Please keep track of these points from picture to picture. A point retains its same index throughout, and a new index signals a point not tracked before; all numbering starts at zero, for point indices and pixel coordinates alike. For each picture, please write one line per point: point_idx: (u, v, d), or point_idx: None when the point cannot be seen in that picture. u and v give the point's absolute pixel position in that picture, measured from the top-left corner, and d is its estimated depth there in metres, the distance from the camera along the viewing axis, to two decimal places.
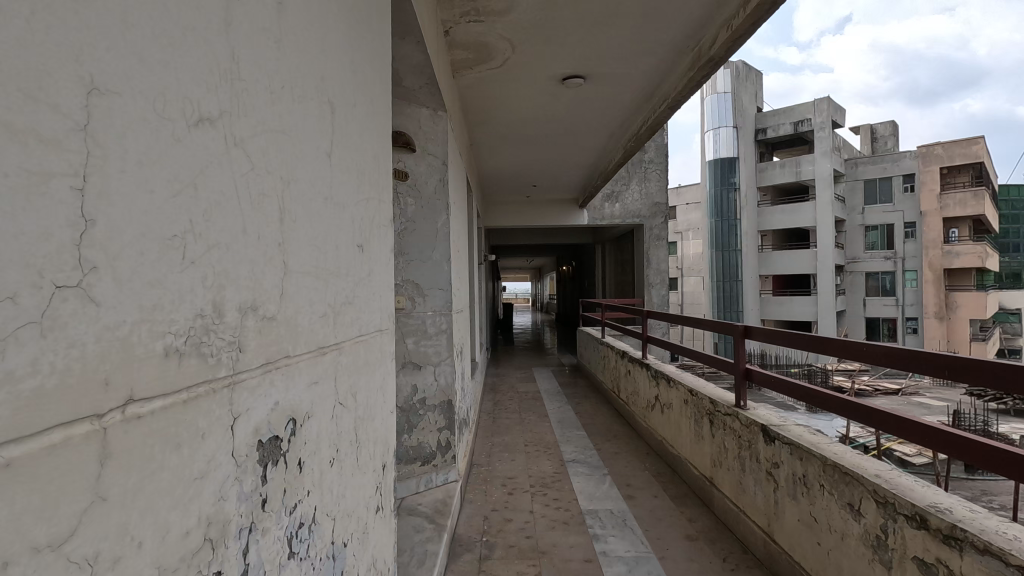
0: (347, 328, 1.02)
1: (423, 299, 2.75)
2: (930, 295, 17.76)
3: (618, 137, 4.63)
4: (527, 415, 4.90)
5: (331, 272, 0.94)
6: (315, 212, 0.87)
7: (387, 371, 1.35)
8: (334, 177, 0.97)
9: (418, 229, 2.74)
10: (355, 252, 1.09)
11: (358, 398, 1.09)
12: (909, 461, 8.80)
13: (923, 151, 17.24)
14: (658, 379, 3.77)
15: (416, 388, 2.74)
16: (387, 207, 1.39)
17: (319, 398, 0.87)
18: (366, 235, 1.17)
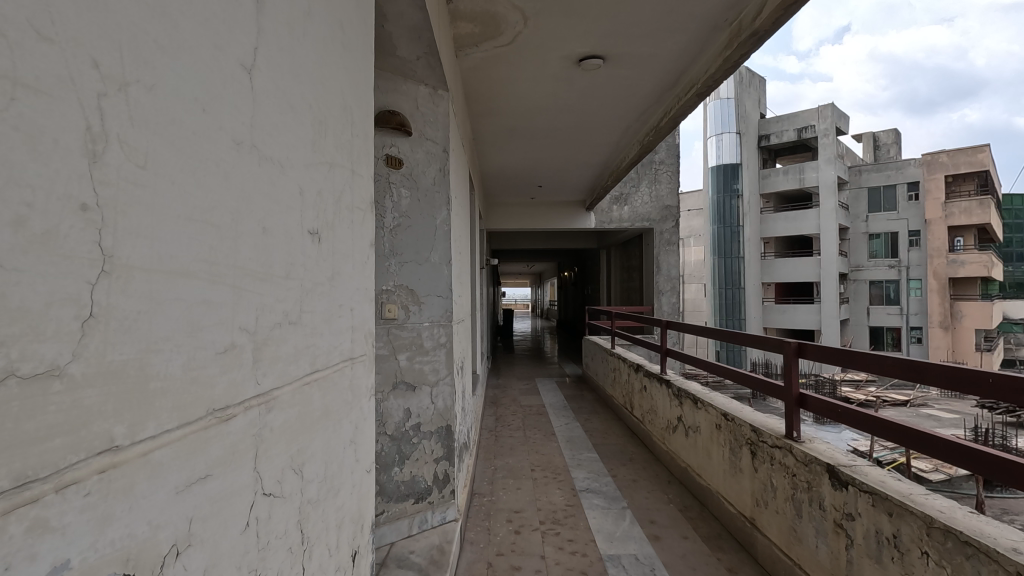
0: (284, 365, 0.64)
1: (419, 307, 2.35)
2: (937, 304, 17.42)
3: (636, 130, 4.24)
4: (533, 434, 4.48)
5: (250, 271, 0.56)
6: (205, 162, 0.50)
7: (363, 415, 0.96)
8: (262, 113, 0.59)
9: (414, 225, 2.34)
10: (309, 244, 0.71)
11: (308, 473, 0.70)
12: (927, 478, 8.39)
13: (929, 159, 16.95)
14: (681, 397, 3.37)
15: (410, 412, 2.33)
16: (367, 185, 1.00)
17: (215, 503, 0.50)
18: (323, 217, 0.76)
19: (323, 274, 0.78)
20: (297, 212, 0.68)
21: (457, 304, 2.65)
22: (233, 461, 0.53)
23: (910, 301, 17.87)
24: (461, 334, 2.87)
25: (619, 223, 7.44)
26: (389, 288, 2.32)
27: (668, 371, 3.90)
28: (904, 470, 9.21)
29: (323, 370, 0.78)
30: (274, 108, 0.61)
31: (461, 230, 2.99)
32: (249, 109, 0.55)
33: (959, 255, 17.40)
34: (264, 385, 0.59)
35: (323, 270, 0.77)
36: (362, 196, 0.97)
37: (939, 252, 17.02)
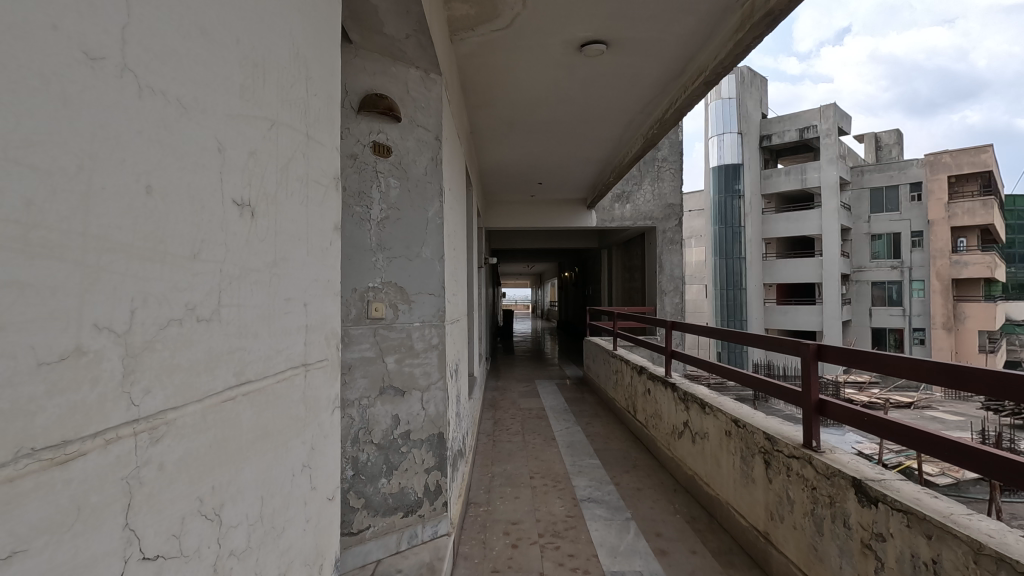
0: (188, 363, 0.57)
1: (408, 307, 2.17)
2: (941, 305, 17.25)
3: (639, 123, 4.09)
4: (531, 439, 4.31)
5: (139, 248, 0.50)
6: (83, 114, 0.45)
7: (312, 429, 0.85)
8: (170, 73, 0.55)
9: (404, 218, 2.17)
10: (236, 222, 0.65)
11: (221, 490, 0.61)
12: (934, 482, 8.23)
13: (932, 159, 16.81)
14: (688, 402, 3.20)
15: (399, 419, 2.14)
16: (327, 158, 0.87)
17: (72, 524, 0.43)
18: (255, 191, 0.69)
19: (217, 267, 0.62)
20: (190, 181, 0.58)
21: (450, 303, 2.48)
22: (94, 483, 0.45)
23: (914, 303, 17.72)
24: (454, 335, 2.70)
25: (620, 222, 7.28)
26: (377, 284, 2.10)
27: (672, 373, 3.73)
28: (910, 473, 9.05)
29: (221, 396, 0.62)
30: (102, 46, 0.47)
31: (456, 225, 2.82)
32: (102, 49, 0.46)
33: (962, 256, 17.24)
34: (156, 385, 0.53)
35: (216, 266, 0.61)
36: (304, 171, 0.80)
37: (942, 253, 16.87)
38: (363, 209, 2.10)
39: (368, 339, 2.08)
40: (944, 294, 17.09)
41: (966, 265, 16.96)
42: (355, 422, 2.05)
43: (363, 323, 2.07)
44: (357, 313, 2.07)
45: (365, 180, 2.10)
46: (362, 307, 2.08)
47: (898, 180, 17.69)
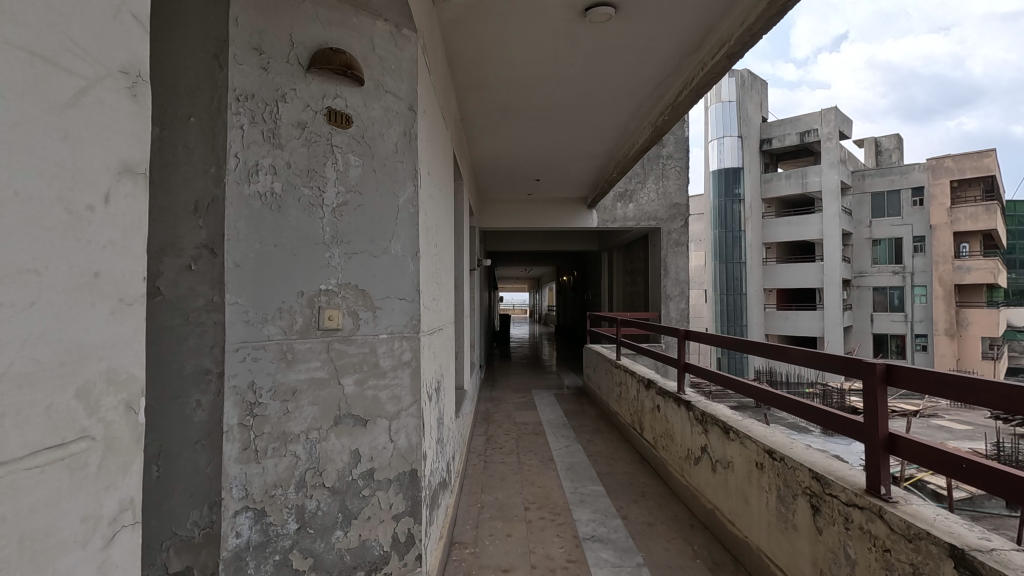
0: None
1: (374, 316, 1.76)
2: (944, 311, 16.95)
3: (646, 110, 3.71)
4: (527, 461, 3.87)
5: None
6: None
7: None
8: None
9: (368, 205, 1.75)
10: None
11: None
12: (947, 495, 7.90)
13: (934, 163, 16.55)
14: (706, 423, 2.78)
15: (360, 455, 1.70)
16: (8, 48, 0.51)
17: None
18: None
19: None
20: None
21: (427, 309, 2.09)
22: None
23: (916, 308, 17.39)
24: (434, 345, 2.27)
25: (622, 222, 6.87)
26: (334, 287, 1.67)
27: (685, 388, 3.31)
28: (921, 486, 8.71)
29: None
30: None
31: (437, 217, 2.42)
32: None
33: (965, 261, 16.97)
34: None
35: None
36: None
37: (944, 258, 16.57)
38: (318, 191, 1.64)
39: (321, 354, 1.63)
40: (945, 300, 16.81)
41: (968, 271, 16.70)
42: (301, 462, 1.58)
43: (313, 336, 1.61)
44: (307, 322, 1.61)
45: (319, 156, 1.65)
46: (316, 315, 1.63)
47: (899, 184, 17.41)
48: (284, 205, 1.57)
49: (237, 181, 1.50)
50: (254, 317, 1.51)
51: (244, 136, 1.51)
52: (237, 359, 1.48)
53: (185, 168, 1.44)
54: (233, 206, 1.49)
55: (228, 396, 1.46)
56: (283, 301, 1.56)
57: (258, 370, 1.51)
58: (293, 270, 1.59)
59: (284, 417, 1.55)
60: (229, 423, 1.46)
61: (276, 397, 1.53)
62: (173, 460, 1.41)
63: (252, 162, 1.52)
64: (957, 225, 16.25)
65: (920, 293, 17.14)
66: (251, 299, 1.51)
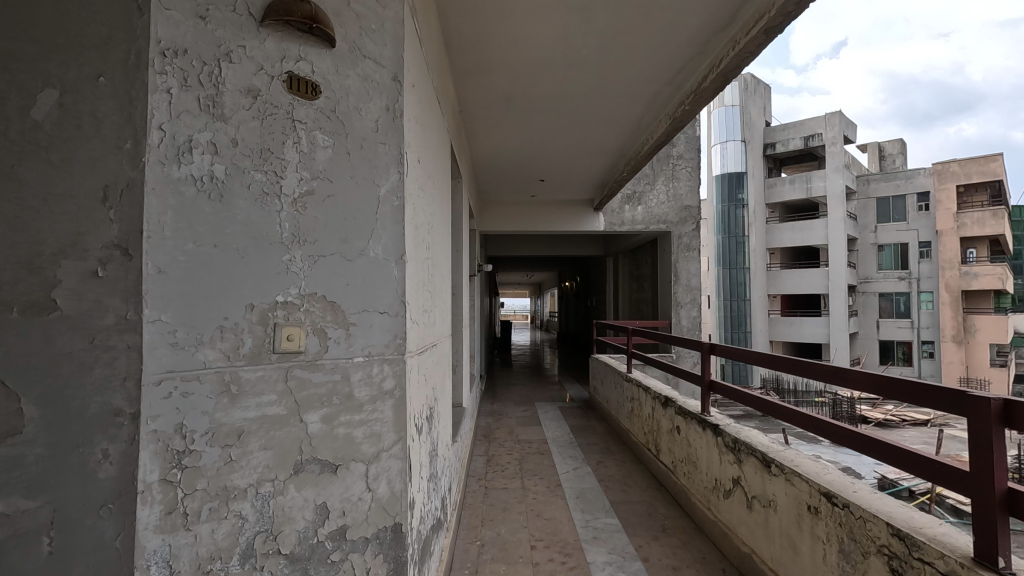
0: None
1: (348, 333, 1.41)
2: (951, 318, 16.61)
3: (664, 99, 3.38)
4: (532, 487, 3.51)
5: None
6: None
7: None
8: None
9: (339, 195, 1.41)
10: None
11: None
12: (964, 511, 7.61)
13: (941, 167, 16.26)
14: (740, 451, 2.42)
15: (328, 510, 1.35)
16: None
17: None
18: None
19: None
20: None
21: (417, 323, 1.74)
22: None
23: (921, 315, 17.06)
24: (425, 365, 1.92)
25: (631, 225, 6.52)
26: (296, 299, 1.32)
27: (711, 408, 2.97)
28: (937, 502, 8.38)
29: None
30: None
31: (431, 216, 2.08)
32: None
33: (973, 267, 16.64)
34: None
35: None
36: None
37: (952, 264, 16.23)
38: (276, 176, 1.30)
39: (278, 383, 1.28)
40: (953, 306, 16.46)
41: (976, 277, 16.38)
42: (249, 525, 1.22)
43: (265, 362, 1.26)
44: (258, 344, 1.25)
45: (276, 133, 1.30)
46: (271, 335, 1.28)
47: (904, 189, 17.10)
48: (230, 193, 1.23)
49: (162, 161, 1.15)
50: (186, 340, 1.16)
51: (171, 102, 1.16)
52: (159, 396, 1.12)
53: (92, 143, 1.09)
54: (156, 194, 1.14)
55: (148, 445, 1.10)
56: (226, 317, 1.21)
57: (189, 409, 1.15)
58: (241, 275, 1.24)
59: (225, 470, 1.19)
60: (149, 479, 1.10)
61: (215, 442, 1.18)
62: (70, 534, 1.03)
63: (183, 136, 1.17)
64: (964, 231, 15.96)
65: (926, 299, 16.78)
66: (180, 314, 1.16)
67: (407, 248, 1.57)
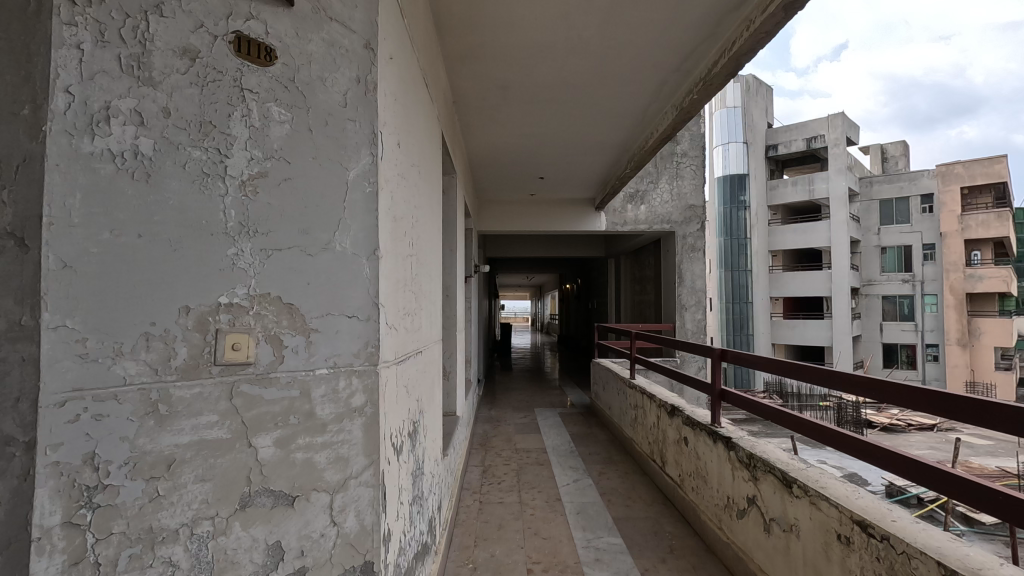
0: None
1: (309, 341, 1.21)
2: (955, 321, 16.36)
3: (671, 87, 3.18)
4: (530, 502, 3.29)
5: None
6: None
7: None
8: None
9: (297, 179, 1.20)
10: None
11: None
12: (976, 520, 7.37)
13: (945, 169, 16.04)
14: (757, 468, 2.21)
15: (283, 551, 1.14)
16: None
17: None
18: None
19: None
20: None
21: (395, 328, 1.53)
22: None
23: (925, 318, 16.83)
24: (407, 376, 1.72)
25: (634, 225, 6.31)
26: (245, 300, 1.12)
27: (722, 418, 2.75)
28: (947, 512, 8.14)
29: None
30: None
31: (415, 208, 1.88)
32: None
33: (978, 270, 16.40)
34: None
35: None
36: None
37: (957, 267, 15.98)
38: (220, 155, 1.09)
39: (221, 402, 1.07)
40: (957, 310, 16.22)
41: (981, 280, 16.12)
42: (181, 573, 1.01)
43: (204, 377, 1.05)
44: (194, 355, 1.05)
45: (220, 103, 1.10)
46: (212, 344, 1.07)
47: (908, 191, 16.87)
48: (159, 172, 1.02)
49: (70, 131, 0.94)
50: (100, 351, 0.95)
51: (84, 61, 0.96)
52: (63, 420, 0.91)
53: None
54: (61, 171, 0.93)
55: (48, 482, 0.89)
56: (154, 322, 1.00)
57: (104, 435, 0.94)
58: (173, 272, 1.03)
59: (151, 508, 0.98)
60: (49, 524, 0.90)
61: (138, 475, 0.97)
62: None
63: (98, 103, 0.97)
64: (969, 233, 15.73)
65: (930, 302, 16.54)
66: (93, 319, 0.95)
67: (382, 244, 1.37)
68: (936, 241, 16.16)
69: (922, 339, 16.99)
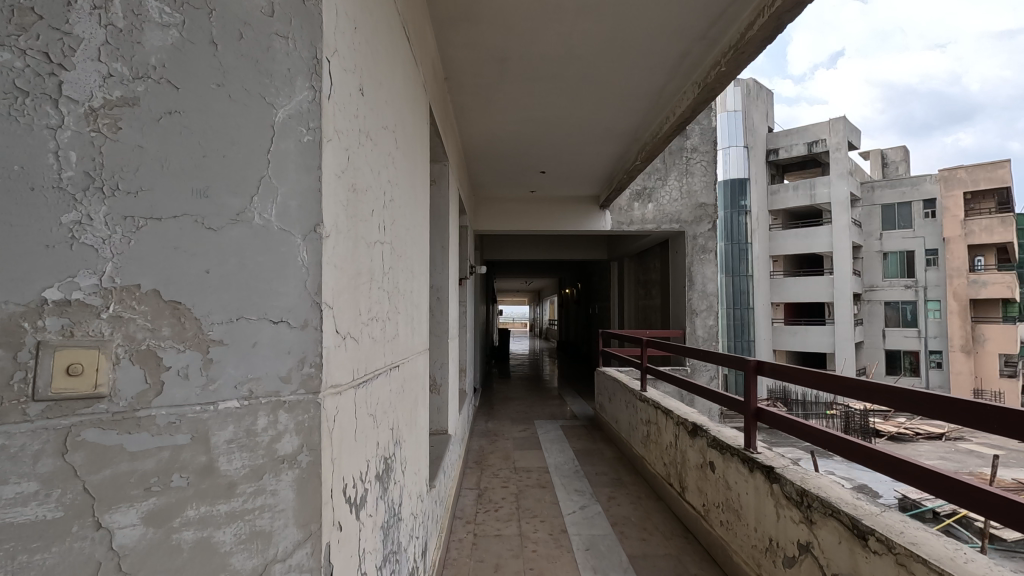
0: None
1: (208, 363, 0.80)
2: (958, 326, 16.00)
3: (692, 61, 2.80)
4: (531, 535, 2.88)
5: None
6: None
7: None
8: None
9: (189, 115, 0.80)
10: None
11: None
12: (999, 538, 6.99)
13: (947, 173, 15.76)
14: (811, 508, 1.81)
15: None
16: None
17: None
18: None
19: None
20: None
21: (355, 336, 1.11)
22: None
23: (928, 324, 16.53)
24: (374, 399, 1.30)
25: (641, 225, 5.91)
26: (94, 298, 0.72)
27: (758, 443, 2.35)
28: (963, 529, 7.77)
29: None
30: None
31: (390, 184, 1.48)
32: None
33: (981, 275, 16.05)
34: None
35: None
36: None
37: (959, 272, 15.63)
38: (51, 64, 0.73)
39: (42, 461, 0.68)
40: (961, 315, 15.87)
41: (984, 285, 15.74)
42: None
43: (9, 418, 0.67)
44: None
45: None
46: (29, 367, 0.69)
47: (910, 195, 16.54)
48: None
49: None
50: None
51: None
52: None
53: None
54: None
55: None
56: None
57: None
58: None
59: None
60: None
61: None
62: None
63: None
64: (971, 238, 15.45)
65: (934, 308, 16.23)
66: None
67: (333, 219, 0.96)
68: (938, 246, 15.84)
69: (926, 345, 16.64)
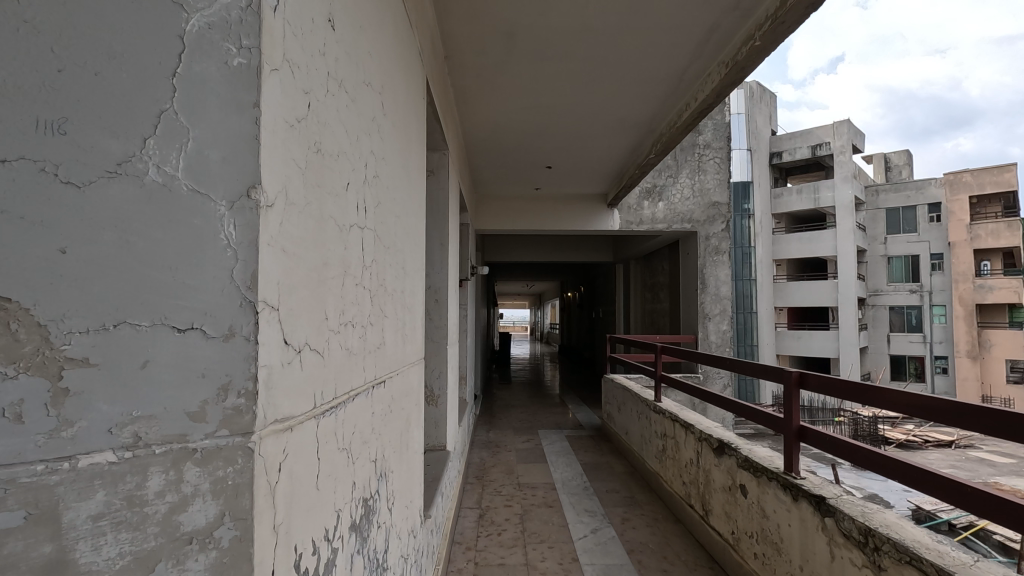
0: None
1: (61, 396, 0.53)
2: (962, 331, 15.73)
3: (720, 37, 2.54)
4: (539, 564, 2.57)
5: None
6: None
7: None
8: None
9: (35, 13, 0.54)
10: None
11: None
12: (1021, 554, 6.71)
13: (953, 177, 15.59)
14: (880, 552, 1.52)
15: None
16: None
17: None
18: None
19: None
20: None
21: (318, 350, 0.83)
22: None
23: (934, 329, 16.29)
24: (349, 428, 1.01)
25: (651, 225, 5.60)
26: None
27: (801, 466, 2.05)
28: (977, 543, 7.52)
29: None
30: None
31: (373, 156, 1.19)
32: None
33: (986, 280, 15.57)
34: None
35: None
36: None
37: (965, 277, 15.42)
38: None
39: None
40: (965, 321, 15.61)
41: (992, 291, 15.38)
42: None
43: None
44: None
45: None
46: None
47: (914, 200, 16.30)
48: None
49: None
50: None
51: None
52: None
53: None
54: None
55: None
56: None
57: None
58: None
59: None
60: None
61: None
62: None
63: None
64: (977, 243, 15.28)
65: (938, 313, 16.08)
66: None
67: (282, 185, 0.69)
68: (944, 251, 15.60)
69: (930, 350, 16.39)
